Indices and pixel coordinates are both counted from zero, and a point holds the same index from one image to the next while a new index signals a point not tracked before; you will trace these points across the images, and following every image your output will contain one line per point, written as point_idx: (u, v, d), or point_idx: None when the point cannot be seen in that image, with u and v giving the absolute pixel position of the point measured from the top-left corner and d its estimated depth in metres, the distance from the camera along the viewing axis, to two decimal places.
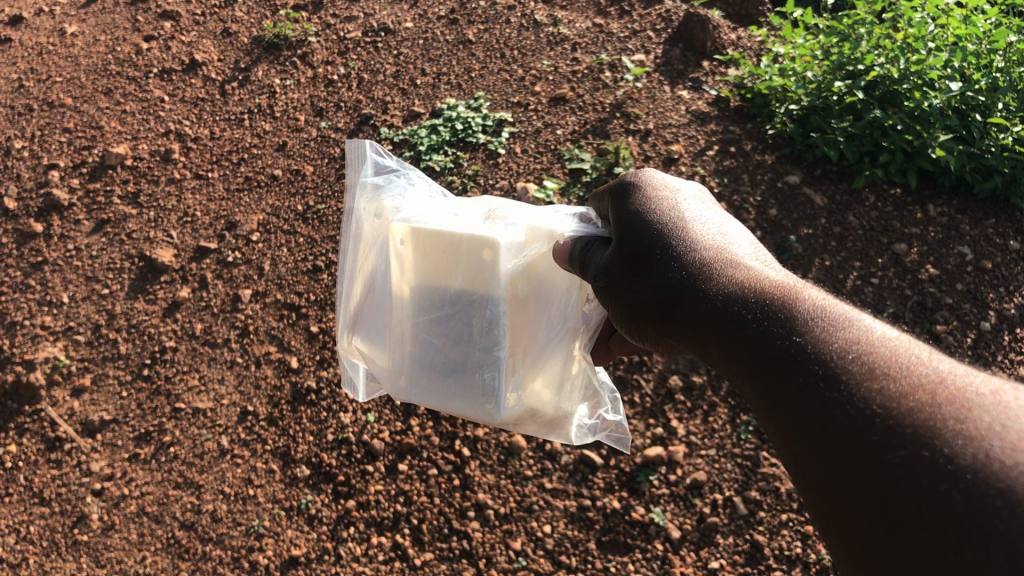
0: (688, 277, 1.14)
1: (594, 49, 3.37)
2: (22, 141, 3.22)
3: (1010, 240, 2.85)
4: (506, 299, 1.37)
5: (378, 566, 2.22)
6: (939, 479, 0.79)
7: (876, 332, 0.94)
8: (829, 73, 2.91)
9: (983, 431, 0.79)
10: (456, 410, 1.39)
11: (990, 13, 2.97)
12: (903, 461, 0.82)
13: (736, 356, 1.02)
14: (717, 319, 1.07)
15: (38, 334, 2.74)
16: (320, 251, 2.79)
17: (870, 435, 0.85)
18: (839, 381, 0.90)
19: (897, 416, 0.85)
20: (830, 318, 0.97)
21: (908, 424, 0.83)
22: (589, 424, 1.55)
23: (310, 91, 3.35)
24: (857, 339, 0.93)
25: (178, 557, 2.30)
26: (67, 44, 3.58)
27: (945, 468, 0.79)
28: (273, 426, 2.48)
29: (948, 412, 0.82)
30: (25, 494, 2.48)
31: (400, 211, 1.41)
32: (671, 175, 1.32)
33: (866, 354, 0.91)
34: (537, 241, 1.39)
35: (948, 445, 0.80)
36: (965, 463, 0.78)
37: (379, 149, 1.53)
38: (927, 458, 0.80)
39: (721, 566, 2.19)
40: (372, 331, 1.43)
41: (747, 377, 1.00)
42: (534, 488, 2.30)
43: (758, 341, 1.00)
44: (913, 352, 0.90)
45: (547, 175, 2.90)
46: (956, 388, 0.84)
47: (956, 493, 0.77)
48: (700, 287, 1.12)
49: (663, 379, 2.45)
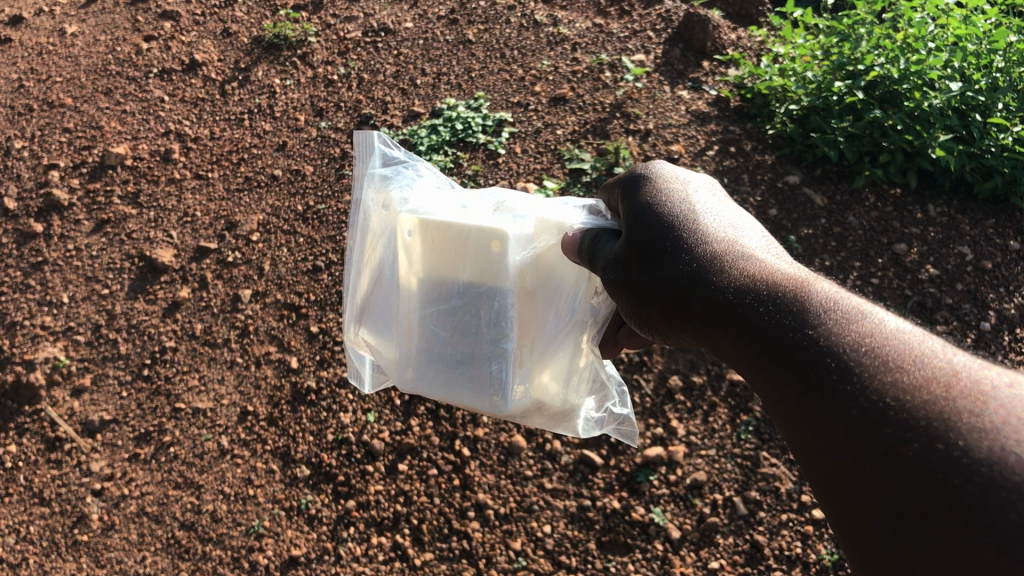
0: (699, 269, 1.14)
1: (594, 49, 3.37)
2: (22, 141, 3.22)
3: (1010, 240, 2.85)
4: (515, 291, 1.37)
5: (378, 566, 2.22)
6: (954, 472, 0.79)
7: (889, 326, 0.94)
8: (829, 73, 2.91)
9: (997, 424, 0.80)
10: (463, 403, 1.40)
11: (991, 13, 2.97)
12: (917, 454, 0.82)
13: (747, 348, 1.02)
14: (728, 311, 1.07)
15: (39, 334, 2.74)
16: (320, 251, 2.79)
17: (884, 428, 0.85)
18: (852, 373, 0.90)
19: (910, 409, 0.85)
20: (843, 311, 0.97)
21: (922, 416, 0.83)
22: (595, 417, 1.54)
23: (310, 91, 3.35)
24: (870, 332, 0.93)
25: (178, 557, 2.30)
26: (68, 44, 3.58)
27: (959, 461, 0.79)
28: (273, 426, 2.48)
29: (962, 405, 0.82)
30: (25, 493, 2.48)
31: (408, 203, 1.40)
32: (681, 169, 1.32)
33: (879, 346, 0.91)
34: (546, 233, 1.40)
35: (962, 439, 0.80)
36: (980, 456, 0.78)
37: (387, 141, 1.52)
38: (941, 451, 0.81)
39: (721, 566, 2.19)
40: (379, 323, 1.43)
41: (759, 369, 1.00)
42: (534, 488, 2.30)
43: (770, 333, 1.00)
44: (927, 345, 0.90)
45: (547, 175, 2.90)
46: (970, 382, 0.84)
47: (971, 487, 0.77)
48: (710, 278, 1.12)
49: (663, 379, 2.45)
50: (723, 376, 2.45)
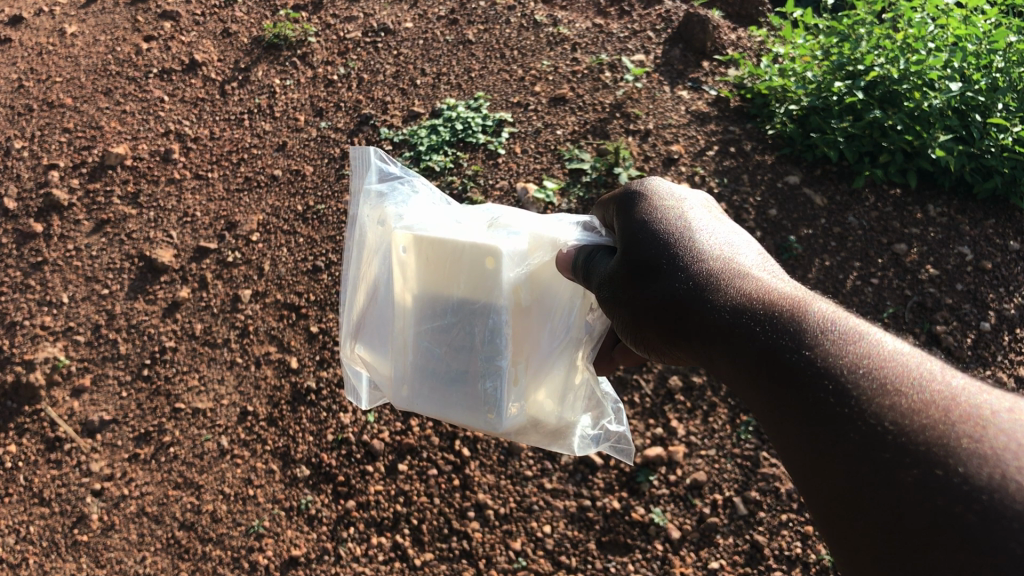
0: (694, 288, 1.14)
1: (594, 49, 3.37)
2: (22, 141, 3.22)
3: (1010, 240, 2.85)
4: (509, 309, 1.37)
5: (378, 566, 2.22)
6: (954, 499, 0.78)
7: (887, 346, 0.93)
8: (829, 74, 2.91)
9: (998, 450, 0.79)
10: (457, 420, 1.39)
11: (991, 13, 2.97)
12: (916, 480, 0.81)
13: (744, 370, 1.02)
14: (724, 331, 1.07)
15: (38, 334, 2.74)
16: (320, 251, 2.80)
17: (883, 452, 0.85)
18: (849, 396, 0.90)
19: (909, 433, 0.84)
20: (839, 332, 0.96)
21: (921, 442, 0.83)
22: (592, 435, 1.54)
23: (310, 91, 3.35)
24: (867, 354, 0.93)
25: (178, 557, 2.30)
26: (67, 44, 3.58)
27: (959, 487, 0.78)
28: (273, 426, 2.48)
29: (962, 429, 0.82)
30: (25, 494, 2.47)
31: (403, 219, 1.41)
32: (678, 185, 1.32)
33: (876, 369, 0.91)
34: (541, 250, 1.40)
35: (962, 464, 0.79)
36: (979, 483, 0.77)
37: (385, 156, 1.53)
38: (941, 477, 0.80)
39: (721, 566, 2.19)
40: (375, 340, 1.44)
41: (757, 389, 1.00)
42: (534, 488, 2.30)
43: (767, 355, 1.00)
44: (926, 367, 0.89)
45: (548, 175, 2.90)
46: (969, 405, 0.83)
47: (971, 515, 0.76)
48: (707, 297, 1.11)
49: (663, 379, 2.46)
50: None
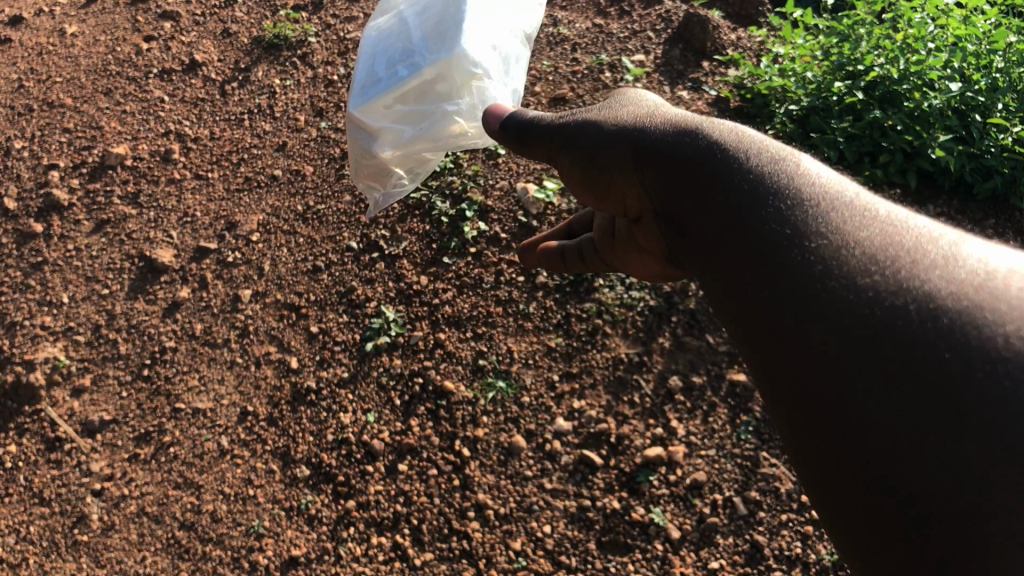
0: (672, 163, 1.05)
1: (594, 49, 3.38)
2: (22, 141, 3.22)
3: (1009, 240, 2.84)
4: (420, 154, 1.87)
5: (378, 566, 2.23)
6: (953, 374, 0.72)
7: (874, 212, 0.86)
8: (829, 74, 2.94)
9: (996, 308, 0.74)
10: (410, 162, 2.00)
11: (991, 13, 2.97)
12: (921, 356, 0.74)
13: (720, 250, 0.93)
14: (697, 204, 0.98)
15: (39, 334, 2.74)
16: (320, 251, 2.82)
17: (875, 328, 0.77)
18: (837, 270, 0.82)
19: (903, 295, 0.77)
20: (823, 200, 0.89)
21: (920, 303, 0.76)
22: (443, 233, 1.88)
23: (310, 91, 3.33)
24: (857, 217, 0.86)
25: (178, 557, 2.30)
26: (67, 44, 3.59)
27: (956, 357, 0.73)
28: (273, 426, 2.48)
29: (958, 287, 0.76)
30: (25, 494, 2.47)
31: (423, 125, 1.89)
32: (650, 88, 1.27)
33: (869, 233, 0.84)
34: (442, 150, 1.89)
35: (953, 323, 0.74)
36: (991, 353, 0.71)
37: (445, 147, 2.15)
38: (936, 351, 0.73)
39: (721, 566, 2.20)
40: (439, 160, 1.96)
41: (730, 273, 0.91)
42: (534, 488, 2.30)
43: (743, 229, 0.91)
44: (914, 227, 0.84)
45: (547, 175, 2.91)
46: (963, 266, 0.78)
47: (978, 398, 0.70)
48: (684, 171, 1.02)
49: (663, 379, 2.47)
50: (723, 377, 2.47)
